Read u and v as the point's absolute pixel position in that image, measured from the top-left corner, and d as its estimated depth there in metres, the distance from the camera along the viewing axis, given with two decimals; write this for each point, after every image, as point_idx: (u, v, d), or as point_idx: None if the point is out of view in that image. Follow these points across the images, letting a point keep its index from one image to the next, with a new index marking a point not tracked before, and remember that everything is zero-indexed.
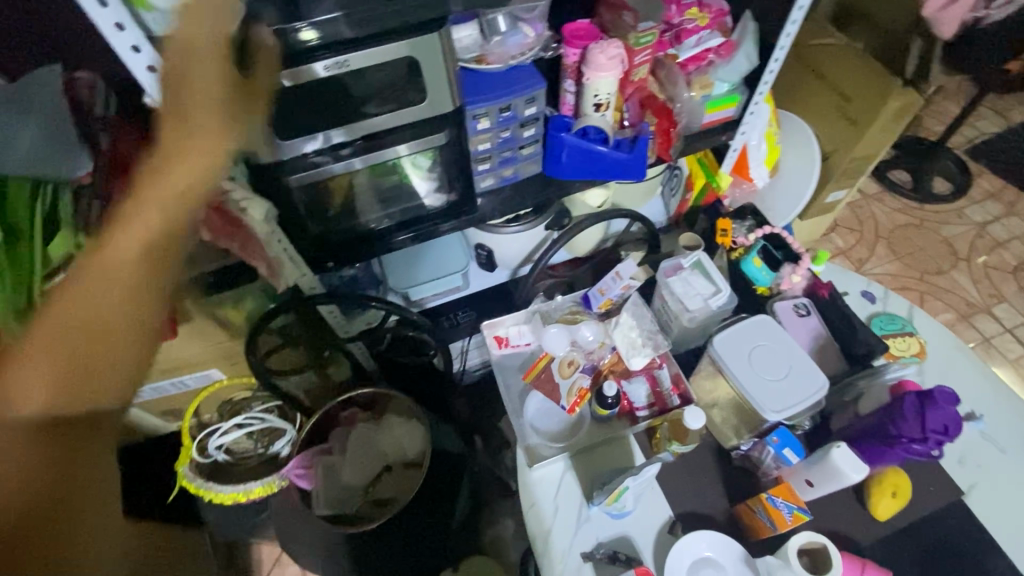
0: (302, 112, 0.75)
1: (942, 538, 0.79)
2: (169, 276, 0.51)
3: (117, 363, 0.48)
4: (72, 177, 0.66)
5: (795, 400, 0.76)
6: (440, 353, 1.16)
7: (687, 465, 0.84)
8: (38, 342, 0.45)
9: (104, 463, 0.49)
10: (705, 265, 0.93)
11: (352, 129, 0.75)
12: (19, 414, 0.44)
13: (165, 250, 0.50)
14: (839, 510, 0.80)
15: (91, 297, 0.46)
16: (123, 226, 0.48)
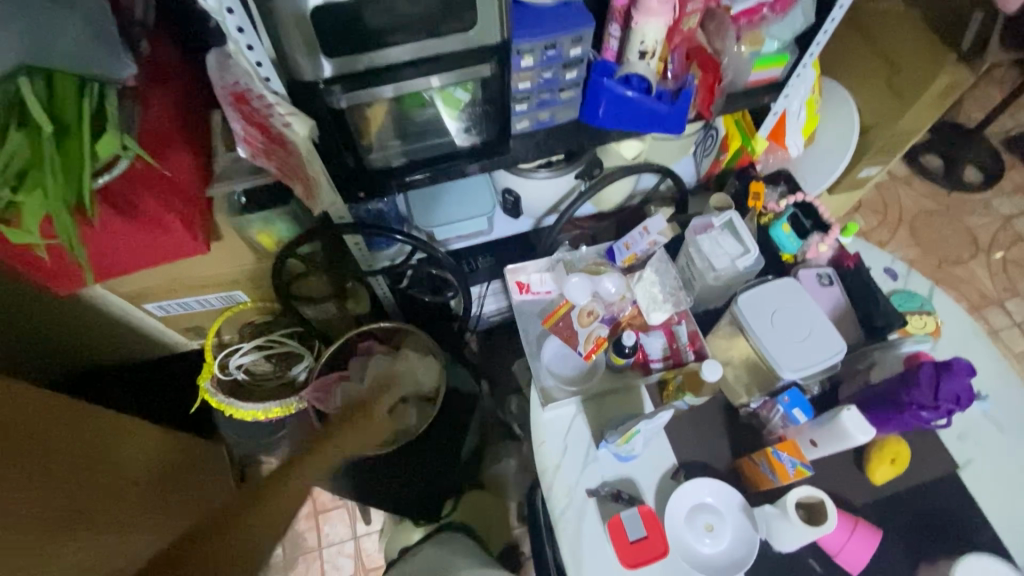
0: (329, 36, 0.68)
1: (931, 505, 0.82)
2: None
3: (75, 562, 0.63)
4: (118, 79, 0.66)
5: (812, 360, 0.78)
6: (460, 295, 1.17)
7: (695, 418, 0.87)
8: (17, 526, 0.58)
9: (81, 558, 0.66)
10: (737, 225, 0.92)
11: (376, 58, 0.72)
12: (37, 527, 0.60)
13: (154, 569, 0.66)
14: (836, 471, 0.83)
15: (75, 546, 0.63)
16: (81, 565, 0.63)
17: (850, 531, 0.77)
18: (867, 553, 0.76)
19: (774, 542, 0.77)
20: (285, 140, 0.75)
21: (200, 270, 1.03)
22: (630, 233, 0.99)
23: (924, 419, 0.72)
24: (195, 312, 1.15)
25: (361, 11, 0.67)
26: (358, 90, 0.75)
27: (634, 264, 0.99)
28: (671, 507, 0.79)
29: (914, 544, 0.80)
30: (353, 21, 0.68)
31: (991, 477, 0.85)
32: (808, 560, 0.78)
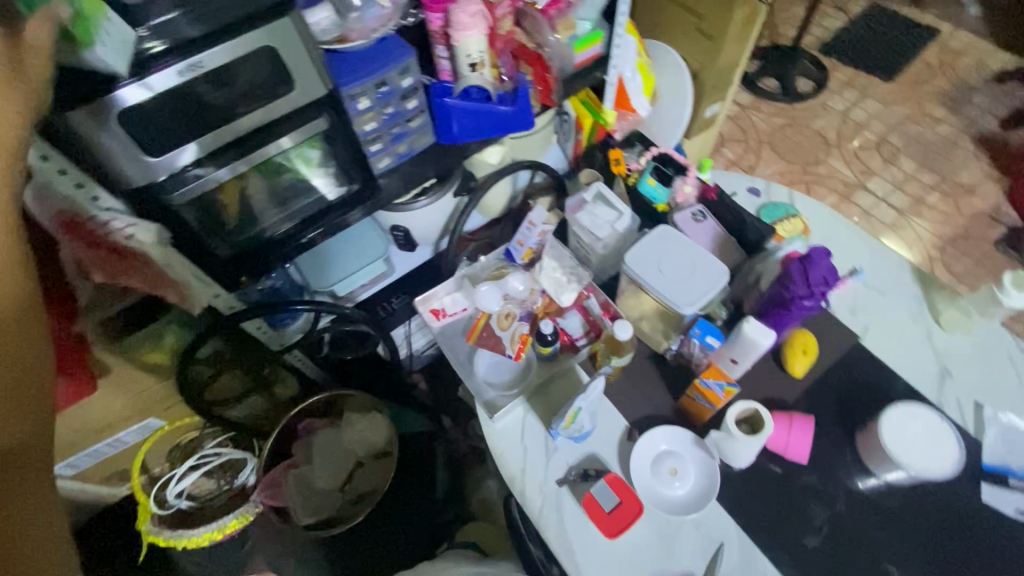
0: (165, 119, 0.69)
1: (850, 378, 0.91)
2: None
3: None
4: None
5: (705, 291, 0.84)
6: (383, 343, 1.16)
7: (630, 377, 0.92)
8: None
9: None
10: (606, 194, 0.99)
11: (220, 135, 0.71)
12: None
13: None
14: (763, 379, 0.90)
15: None
16: None
17: (788, 426, 0.84)
18: (809, 442, 0.84)
19: (731, 464, 0.83)
20: (135, 251, 0.73)
21: (97, 411, 0.97)
22: (520, 230, 1.04)
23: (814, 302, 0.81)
24: (110, 455, 1.08)
25: (203, 94, 0.71)
26: (222, 164, 0.74)
27: (534, 256, 1.04)
28: (633, 466, 0.83)
29: (844, 420, 0.87)
30: (198, 104, 0.71)
31: (886, 338, 0.95)
32: (764, 469, 0.84)
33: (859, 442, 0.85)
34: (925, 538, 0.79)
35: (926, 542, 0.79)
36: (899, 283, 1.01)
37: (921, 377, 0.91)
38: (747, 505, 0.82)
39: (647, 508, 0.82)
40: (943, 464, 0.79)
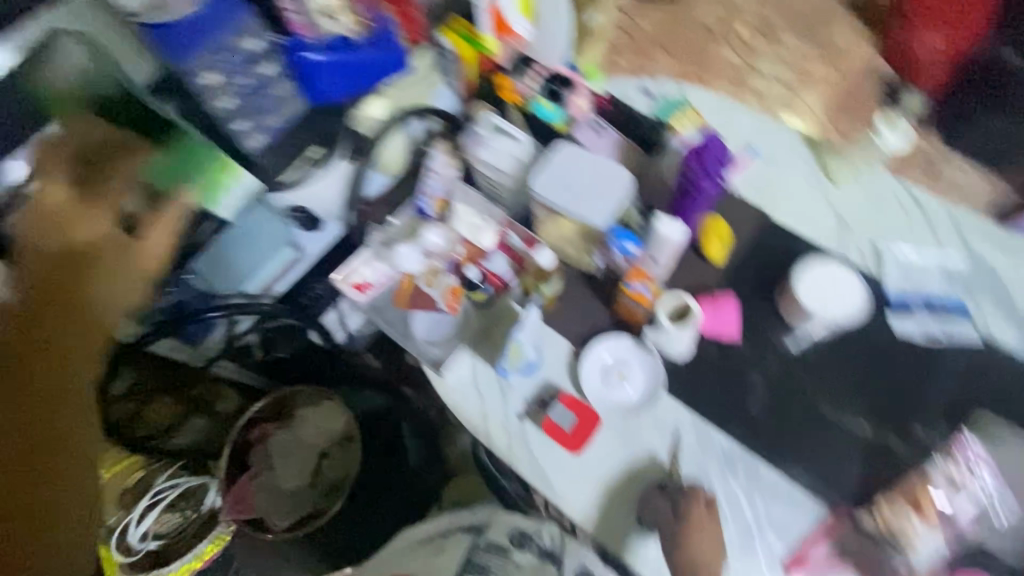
0: None
1: (764, 251, 0.95)
2: None
3: None
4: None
5: (617, 199, 0.85)
6: (315, 330, 1.10)
7: (564, 300, 0.93)
8: None
9: None
10: (501, 124, 0.96)
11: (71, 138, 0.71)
12: None
13: None
14: (687, 272, 0.93)
15: None
16: None
17: (713, 307, 0.89)
18: (735, 316, 0.89)
19: (673, 356, 0.87)
20: None
21: None
22: (423, 182, 0.98)
23: (710, 176, 0.89)
24: None
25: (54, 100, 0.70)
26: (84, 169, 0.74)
27: (446, 205, 0.97)
28: (584, 381, 0.87)
29: (765, 290, 0.92)
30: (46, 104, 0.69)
31: (792, 204, 0.99)
32: (703, 354, 0.88)
33: (783, 305, 0.89)
34: (849, 376, 0.86)
35: (851, 378, 0.86)
36: (795, 150, 1.04)
37: (826, 232, 0.96)
38: (693, 390, 0.86)
39: (604, 416, 0.85)
40: (852, 304, 0.87)
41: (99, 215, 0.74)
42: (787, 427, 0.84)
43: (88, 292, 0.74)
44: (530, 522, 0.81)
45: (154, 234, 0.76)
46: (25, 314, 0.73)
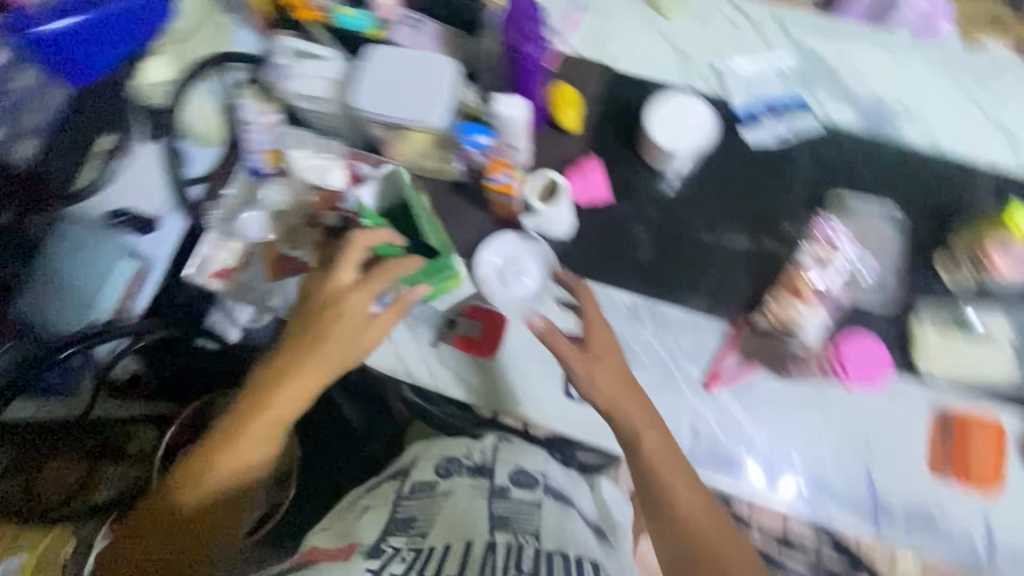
0: None
1: (616, 105, 0.93)
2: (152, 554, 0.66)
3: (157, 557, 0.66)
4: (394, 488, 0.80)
5: (448, 93, 0.78)
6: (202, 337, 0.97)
7: (440, 217, 0.88)
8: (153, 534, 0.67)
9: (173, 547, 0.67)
10: (302, 48, 0.85)
11: None
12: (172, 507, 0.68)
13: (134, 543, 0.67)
14: (550, 149, 0.91)
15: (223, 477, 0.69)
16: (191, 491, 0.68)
17: (579, 176, 0.89)
18: (604, 179, 0.89)
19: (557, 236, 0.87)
20: None
21: None
22: (245, 138, 0.89)
23: (535, 42, 0.82)
24: None
25: None
26: None
27: (281, 156, 0.89)
28: (483, 287, 0.85)
29: (625, 143, 0.91)
30: None
31: (631, 48, 0.96)
32: (584, 223, 0.88)
33: (644, 153, 0.90)
34: (721, 200, 0.89)
35: (721, 199, 0.89)
36: None
37: (668, 68, 0.95)
38: (584, 258, 0.87)
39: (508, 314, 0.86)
40: (704, 129, 0.88)
41: (359, 298, 0.73)
42: (676, 264, 0.87)
43: (295, 384, 0.72)
44: (458, 453, 0.91)
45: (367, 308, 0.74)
46: (252, 377, 0.74)
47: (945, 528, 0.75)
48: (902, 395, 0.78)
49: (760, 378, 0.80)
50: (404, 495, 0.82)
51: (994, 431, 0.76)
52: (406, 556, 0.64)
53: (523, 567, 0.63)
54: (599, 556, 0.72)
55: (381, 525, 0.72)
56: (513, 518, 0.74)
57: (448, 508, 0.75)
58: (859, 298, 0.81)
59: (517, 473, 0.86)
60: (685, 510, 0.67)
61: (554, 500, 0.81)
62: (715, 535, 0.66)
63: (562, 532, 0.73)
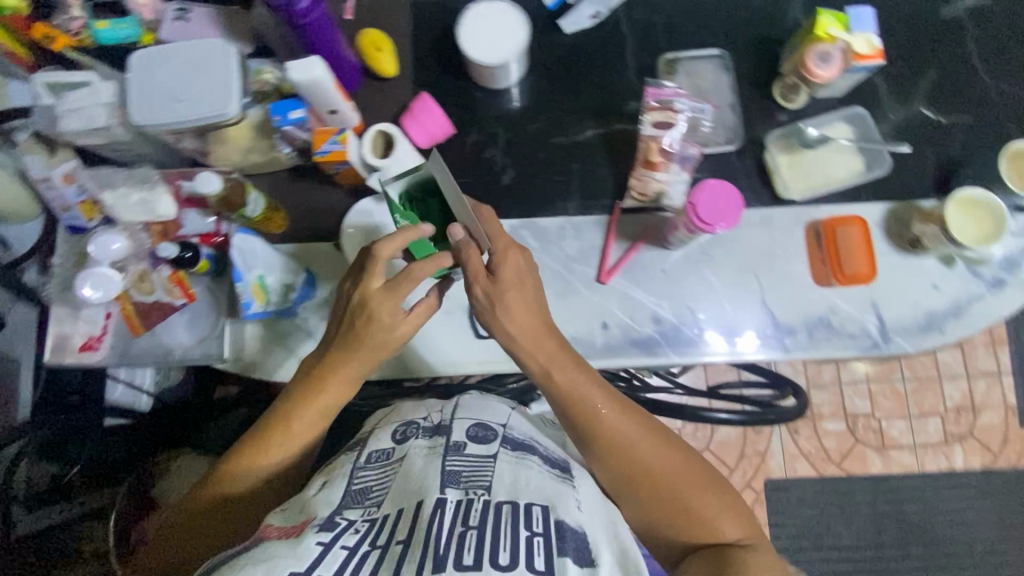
0: None
1: (429, 34, 0.89)
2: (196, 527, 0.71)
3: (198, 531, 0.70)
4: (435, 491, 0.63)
5: (229, 77, 0.70)
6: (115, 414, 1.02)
7: (291, 208, 0.84)
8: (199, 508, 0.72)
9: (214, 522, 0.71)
10: (55, 78, 0.76)
11: None
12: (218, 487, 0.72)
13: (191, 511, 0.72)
14: (377, 102, 0.87)
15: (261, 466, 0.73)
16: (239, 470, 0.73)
17: (414, 119, 0.84)
18: (440, 114, 0.84)
19: None
20: None
21: None
22: (47, 195, 0.79)
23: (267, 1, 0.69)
24: None
25: None
26: None
27: (96, 206, 0.81)
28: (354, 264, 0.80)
29: (450, 70, 0.88)
30: None
31: None
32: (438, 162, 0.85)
33: (473, 76, 0.87)
34: (562, 96, 0.88)
35: (561, 95, 0.88)
36: None
37: None
38: None
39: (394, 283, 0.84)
40: (522, 24, 0.81)
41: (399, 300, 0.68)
42: (539, 172, 0.86)
43: (324, 397, 0.72)
44: (416, 415, 0.81)
45: (476, 265, 0.68)
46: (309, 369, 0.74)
47: (842, 326, 0.80)
48: (774, 221, 0.82)
49: (645, 254, 0.83)
50: (359, 465, 0.73)
51: (860, 228, 0.79)
52: (361, 527, 0.61)
53: (469, 523, 0.59)
54: (561, 500, 0.64)
55: (336, 498, 0.67)
56: (468, 473, 0.67)
57: (401, 475, 0.68)
58: (713, 145, 0.82)
59: (478, 426, 0.76)
60: (620, 435, 0.69)
61: (513, 450, 0.72)
62: (652, 452, 0.69)
63: (517, 482, 0.66)
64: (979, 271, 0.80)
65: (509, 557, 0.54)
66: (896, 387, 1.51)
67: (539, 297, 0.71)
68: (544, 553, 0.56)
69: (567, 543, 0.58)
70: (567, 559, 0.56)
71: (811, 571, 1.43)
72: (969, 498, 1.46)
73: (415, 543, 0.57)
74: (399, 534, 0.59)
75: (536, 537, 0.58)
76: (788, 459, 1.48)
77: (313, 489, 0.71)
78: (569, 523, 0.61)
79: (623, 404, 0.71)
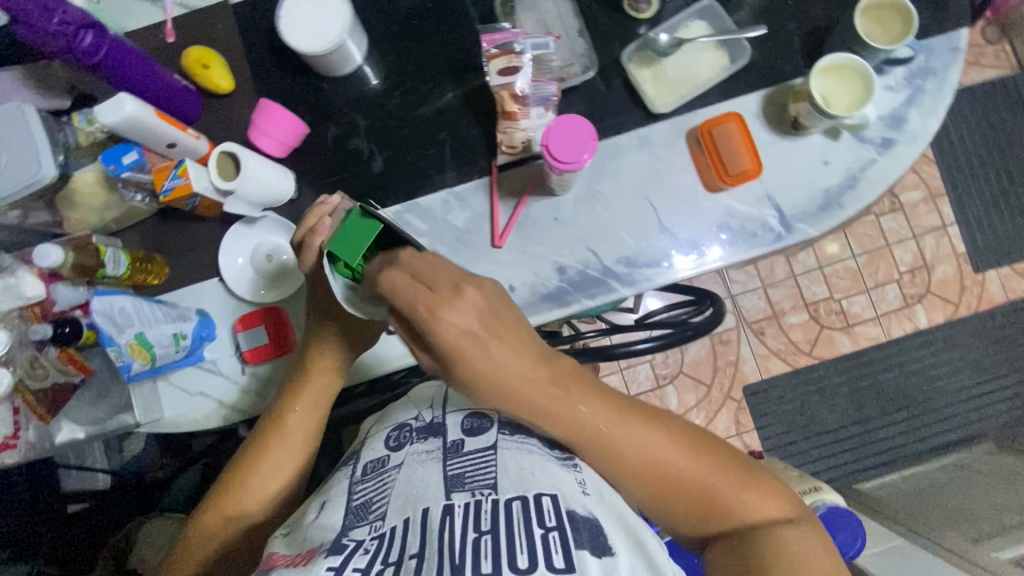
0: None
1: (258, 37, 0.83)
2: (224, 545, 0.67)
3: (227, 549, 0.68)
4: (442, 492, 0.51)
5: (35, 139, 0.67)
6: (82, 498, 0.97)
7: (169, 253, 0.82)
8: (218, 527, 0.67)
9: (240, 537, 0.68)
10: None
11: None
12: (235, 503, 0.68)
13: (212, 533, 0.67)
14: (226, 123, 0.82)
15: (273, 471, 0.69)
16: (250, 479, 0.68)
17: (261, 132, 0.79)
18: (285, 115, 0.78)
19: (282, 202, 0.80)
20: None
21: None
22: None
23: (27, 26, 0.63)
24: None
25: None
26: None
27: None
28: (241, 292, 0.79)
29: (289, 68, 0.83)
30: None
31: None
32: (304, 169, 0.82)
33: (311, 67, 0.81)
34: (412, 65, 0.83)
35: (410, 63, 0.83)
36: None
37: None
38: None
39: (290, 303, 0.81)
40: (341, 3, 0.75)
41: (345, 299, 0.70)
42: (409, 150, 0.82)
43: (313, 382, 0.72)
44: (407, 414, 0.64)
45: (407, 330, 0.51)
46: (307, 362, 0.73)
47: (743, 227, 0.79)
48: (654, 140, 0.80)
49: (534, 207, 0.80)
50: (355, 479, 0.58)
51: (737, 123, 0.76)
52: (371, 545, 0.47)
53: (483, 528, 0.46)
54: (567, 485, 0.52)
55: (339, 521, 0.52)
56: (472, 473, 0.53)
57: (404, 482, 0.54)
58: (574, 77, 0.79)
59: (474, 417, 0.61)
60: (642, 453, 0.55)
61: (513, 436, 0.57)
62: (685, 457, 0.55)
63: (529, 471, 0.52)
64: (865, 135, 0.78)
65: (528, 560, 0.43)
66: (849, 266, 1.51)
67: (529, 339, 0.52)
68: (563, 547, 0.44)
69: (582, 535, 0.46)
70: (586, 552, 0.44)
71: (805, 460, 1.45)
72: (938, 351, 1.48)
73: (429, 556, 0.44)
74: (412, 546, 0.46)
75: (551, 533, 0.46)
76: (760, 361, 1.48)
77: (311, 514, 0.56)
78: (581, 511, 0.49)
79: (643, 412, 0.57)
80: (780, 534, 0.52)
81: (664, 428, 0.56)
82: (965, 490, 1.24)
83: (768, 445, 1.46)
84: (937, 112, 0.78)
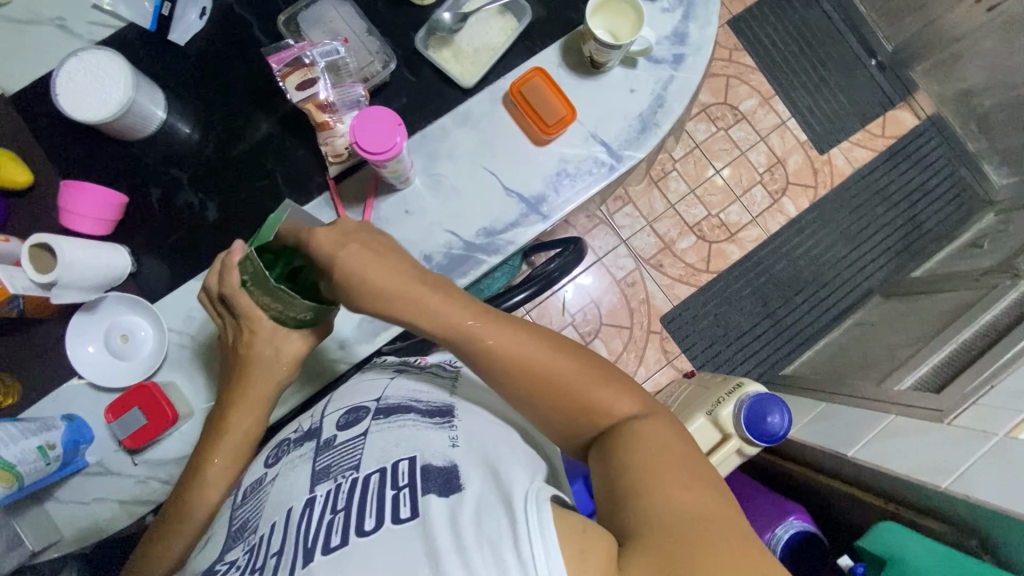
0: None
1: (46, 118, 0.79)
2: None
3: None
4: (305, 489, 0.54)
5: None
6: None
7: (14, 369, 0.76)
8: None
9: None
10: None
11: None
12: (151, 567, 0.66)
13: None
14: (37, 217, 0.78)
15: (182, 537, 0.66)
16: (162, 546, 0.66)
17: (72, 214, 0.75)
18: (99, 194, 0.75)
19: (123, 278, 0.77)
20: None
21: None
22: None
23: None
24: None
25: None
26: None
27: None
28: (104, 383, 0.76)
29: (89, 142, 0.79)
30: None
31: (4, 61, 0.80)
32: (138, 239, 0.79)
33: (113, 136, 0.78)
34: (218, 106, 0.81)
35: (216, 104, 0.81)
36: None
37: (54, 46, 0.81)
38: (169, 265, 0.79)
39: (164, 376, 0.77)
40: (121, 67, 0.73)
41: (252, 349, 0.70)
42: (240, 188, 0.80)
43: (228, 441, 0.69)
44: (289, 431, 0.67)
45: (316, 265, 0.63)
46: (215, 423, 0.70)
47: (579, 168, 0.83)
48: (475, 113, 0.83)
49: (383, 206, 0.81)
50: (237, 504, 0.61)
51: (541, 76, 0.80)
52: (241, 561, 0.51)
53: (339, 507, 0.50)
54: (430, 443, 0.54)
55: (218, 547, 0.56)
56: (338, 460, 0.56)
57: (276, 491, 0.56)
58: (377, 74, 0.80)
59: (349, 412, 0.63)
60: (499, 352, 0.58)
61: (383, 416, 0.59)
62: (547, 358, 0.58)
63: (390, 443, 0.55)
64: (657, 57, 0.85)
65: (375, 521, 0.47)
66: (717, 182, 1.59)
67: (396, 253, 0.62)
68: (411, 500, 0.48)
69: (432, 481, 0.49)
70: (432, 497, 0.48)
71: (735, 365, 1.53)
72: (815, 232, 1.57)
73: (285, 550, 0.48)
74: (275, 544, 0.49)
75: (402, 491, 0.49)
76: (668, 290, 1.56)
77: (197, 553, 0.60)
78: (437, 463, 0.52)
79: (512, 320, 0.60)
80: (636, 426, 0.54)
81: (535, 338, 0.59)
82: (867, 344, 1.35)
83: (698, 363, 1.53)
84: (711, 20, 0.86)
